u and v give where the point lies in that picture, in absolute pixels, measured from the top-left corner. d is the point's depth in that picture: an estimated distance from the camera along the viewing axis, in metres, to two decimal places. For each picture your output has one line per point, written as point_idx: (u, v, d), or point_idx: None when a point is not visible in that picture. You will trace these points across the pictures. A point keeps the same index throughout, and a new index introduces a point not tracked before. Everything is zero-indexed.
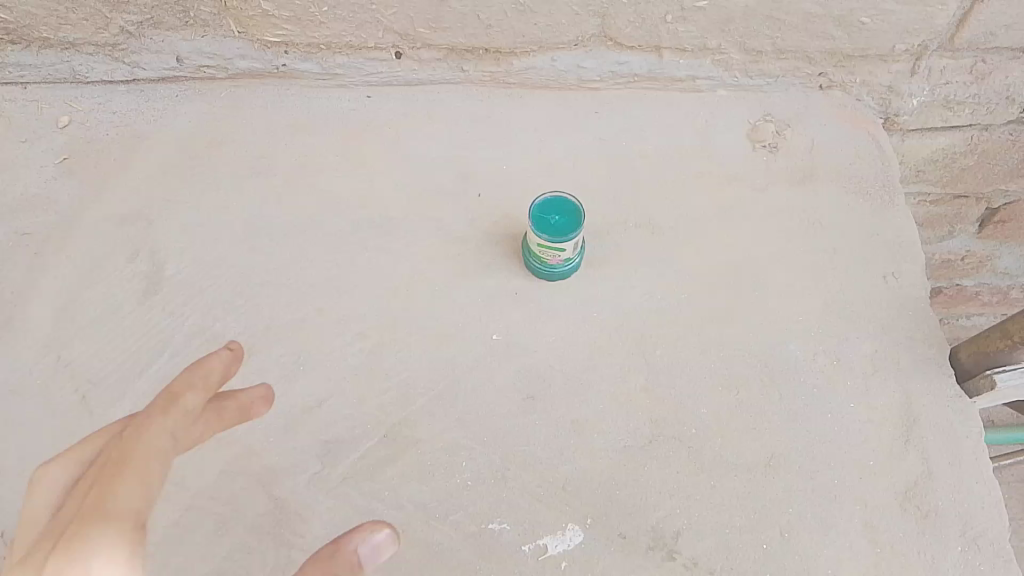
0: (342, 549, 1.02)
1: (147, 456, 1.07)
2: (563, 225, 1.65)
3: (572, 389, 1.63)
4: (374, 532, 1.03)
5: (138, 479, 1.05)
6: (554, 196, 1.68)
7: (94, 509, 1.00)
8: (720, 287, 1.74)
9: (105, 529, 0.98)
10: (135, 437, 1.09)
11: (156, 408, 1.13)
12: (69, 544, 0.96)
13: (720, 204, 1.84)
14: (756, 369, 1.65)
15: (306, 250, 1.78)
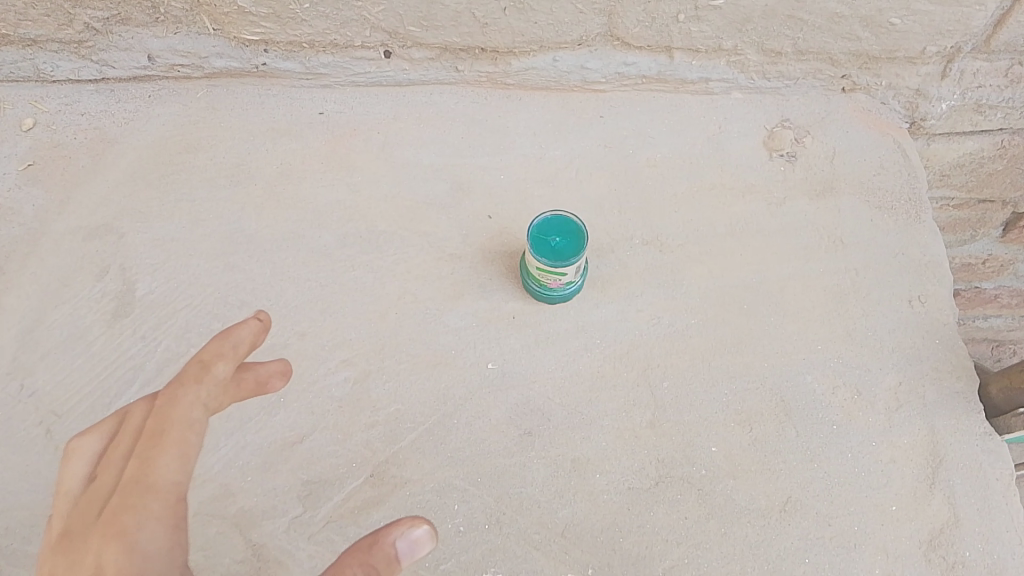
0: (380, 542, 0.97)
1: (182, 430, 1.08)
2: (564, 247, 1.52)
3: (573, 424, 1.52)
4: (412, 526, 0.98)
5: (173, 455, 1.06)
6: (558, 215, 1.55)
7: (134, 486, 1.03)
8: (733, 311, 1.61)
9: (146, 507, 1.02)
10: (168, 409, 1.09)
11: (186, 380, 1.12)
12: (113, 524, 1.00)
13: (734, 218, 1.71)
14: (771, 403, 1.53)
15: (288, 268, 1.66)
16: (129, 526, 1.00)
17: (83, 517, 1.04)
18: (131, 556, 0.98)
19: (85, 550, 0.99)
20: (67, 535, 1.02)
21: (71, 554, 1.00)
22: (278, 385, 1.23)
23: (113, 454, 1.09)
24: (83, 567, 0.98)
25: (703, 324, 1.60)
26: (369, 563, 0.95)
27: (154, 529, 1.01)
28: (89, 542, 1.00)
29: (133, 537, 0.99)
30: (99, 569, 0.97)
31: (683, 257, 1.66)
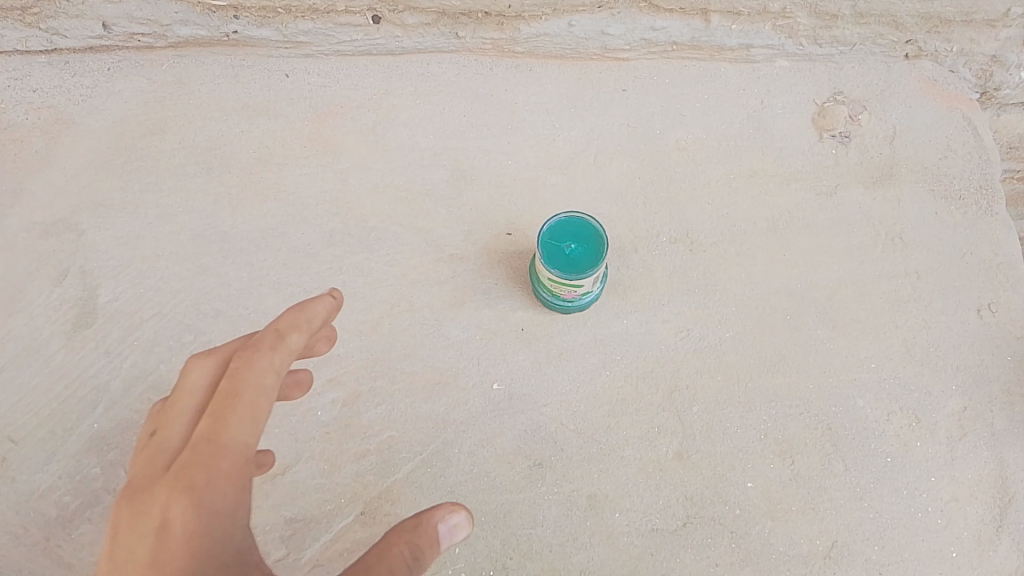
0: (423, 524, 0.89)
1: (254, 395, 0.96)
2: (582, 256, 1.31)
3: (590, 455, 1.34)
4: (453, 511, 0.89)
5: (245, 417, 0.95)
6: (573, 216, 1.34)
7: (204, 445, 0.93)
8: (774, 322, 1.41)
9: (215, 469, 0.92)
10: (240, 370, 0.97)
11: (259, 343, 0.99)
12: (181, 482, 0.91)
13: (777, 211, 1.49)
14: (816, 431, 1.35)
15: (268, 270, 1.46)
16: (198, 483, 0.91)
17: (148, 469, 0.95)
18: (198, 518, 0.90)
19: (152, 504, 0.91)
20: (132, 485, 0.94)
21: (136, 507, 0.92)
22: (323, 350, 1.17)
23: (178, 407, 1.00)
24: (149, 522, 0.90)
25: (739, 338, 1.40)
26: (413, 545, 0.87)
27: (222, 490, 0.92)
28: (155, 495, 0.92)
29: (202, 494, 0.90)
30: (166, 526, 0.89)
31: (718, 259, 1.45)
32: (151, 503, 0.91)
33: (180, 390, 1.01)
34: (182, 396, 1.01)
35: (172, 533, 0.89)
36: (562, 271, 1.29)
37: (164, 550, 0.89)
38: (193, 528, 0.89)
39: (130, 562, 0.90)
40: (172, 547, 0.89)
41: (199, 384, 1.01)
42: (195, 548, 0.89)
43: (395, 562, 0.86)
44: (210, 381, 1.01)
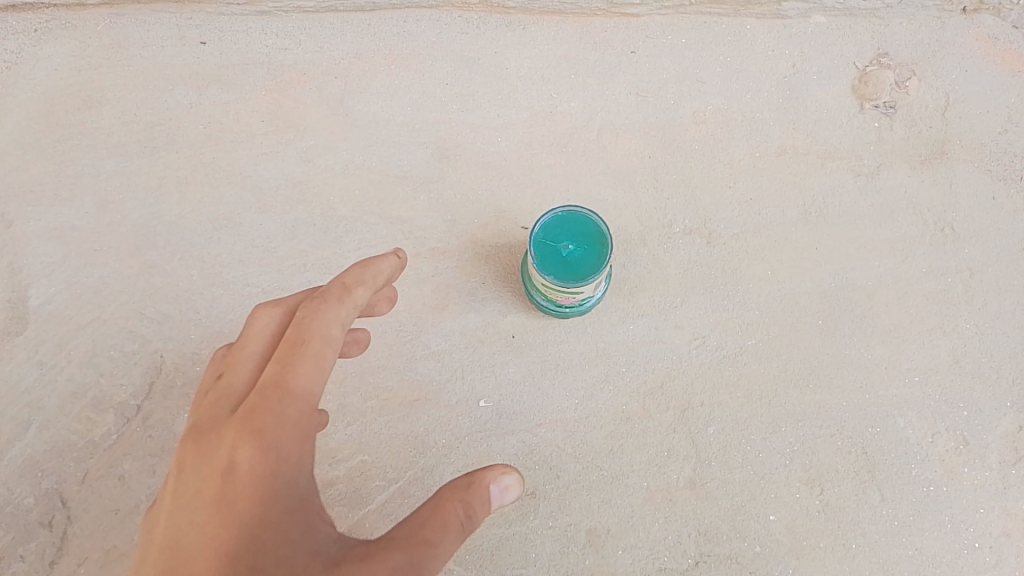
0: (475, 484, 0.88)
1: (320, 345, 0.90)
2: (582, 259, 1.12)
3: (590, 484, 1.17)
4: (505, 473, 0.90)
5: (311, 367, 0.90)
6: (575, 211, 1.14)
7: (270, 389, 0.88)
8: (804, 327, 1.22)
9: (283, 415, 0.88)
10: (306, 321, 0.91)
11: (324, 294, 0.93)
12: (249, 425, 0.87)
13: (808, 196, 1.28)
14: (849, 456, 1.18)
15: (223, 267, 1.28)
16: (265, 428, 0.87)
17: (213, 412, 0.91)
18: (265, 462, 0.86)
19: (218, 445, 0.87)
20: (197, 426, 0.90)
21: (201, 449, 0.89)
22: (383, 311, 1.06)
23: (243, 353, 0.95)
24: (215, 462, 0.87)
25: (763, 346, 1.22)
26: (469, 503, 0.87)
27: (288, 437, 0.87)
28: (222, 436, 0.88)
29: (269, 440, 0.87)
30: (234, 468, 0.86)
31: (739, 253, 1.26)
32: (217, 445, 0.88)
33: (245, 337, 0.96)
34: (247, 342, 0.95)
35: (239, 476, 0.86)
36: (562, 278, 1.11)
37: (231, 492, 0.86)
38: (261, 473, 0.86)
39: (192, 502, 0.86)
40: (240, 489, 0.86)
41: (265, 332, 0.96)
42: (263, 492, 0.86)
43: (451, 518, 0.86)
44: (277, 329, 0.96)
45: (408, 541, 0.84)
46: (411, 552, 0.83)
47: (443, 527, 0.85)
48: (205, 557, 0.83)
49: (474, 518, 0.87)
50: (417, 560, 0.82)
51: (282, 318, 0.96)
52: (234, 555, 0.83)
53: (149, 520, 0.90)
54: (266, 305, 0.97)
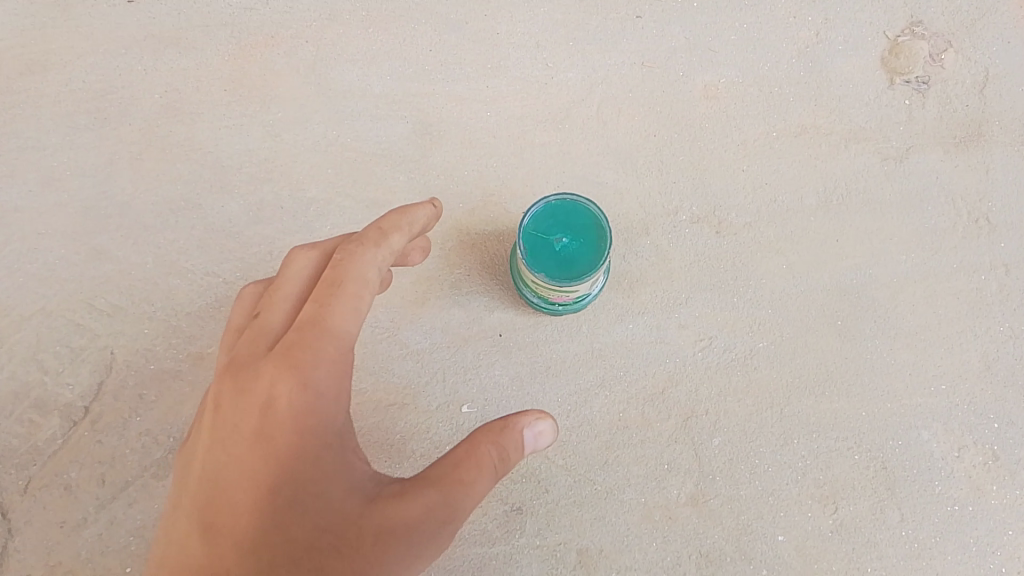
0: (510, 427, 0.84)
1: (357, 286, 0.86)
2: (580, 253, 1.00)
3: (582, 500, 1.07)
4: (540, 419, 0.85)
5: (349, 306, 0.86)
6: (567, 199, 1.01)
7: (308, 328, 0.84)
8: (821, 328, 1.11)
9: (320, 354, 0.84)
10: (344, 261, 0.87)
11: (361, 237, 0.89)
12: (286, 362, 0.83)
13: (830, 181, 1.16)
14: (868, 471, 1.07)
15: (181, 254, 1.16)
16: (303, 366, 0.83)
17: (248, 350, 0.87)
18: (302, 400, 0.82)
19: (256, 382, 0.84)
20: (235, 362, 0.87)
21: (239, 385, 0.85)
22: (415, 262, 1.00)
23: (279, 292, 0.90)
24: (252, 398, 0.84)
25: (775, 349, 1.10)
26: (502, 447, 0.83)
27: (325, 374, 0.83)
28: (260, 373, 0.85)
29: (307, 378, 0.83)
30: (273, 406, 0.83)
31: (751, 245, 1.13)
32: (254, 381, 0.84)
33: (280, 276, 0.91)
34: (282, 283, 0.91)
35: (276, 414, 0.83)
36: (554, 276, 0.99)
37: (269, 429, 0.83)
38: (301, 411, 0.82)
39: (230, 439, 0.84)
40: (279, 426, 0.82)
41: (300, 273, 0.91)
42: (303, 430, 0.82)
43: (484, 462, 0.82)
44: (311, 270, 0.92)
45: (441, 482, 0.81)
46: (444, 494, 0.81)
47: (476, 470, 0.81)
48: (245, 491, 0.82)
49: (508, 462, 0.83)
50: (450, 501, 0.81)
51: (319, 260, 0.91)
52: (273, 491, 0.81)
53: (188, 455, 0.88)
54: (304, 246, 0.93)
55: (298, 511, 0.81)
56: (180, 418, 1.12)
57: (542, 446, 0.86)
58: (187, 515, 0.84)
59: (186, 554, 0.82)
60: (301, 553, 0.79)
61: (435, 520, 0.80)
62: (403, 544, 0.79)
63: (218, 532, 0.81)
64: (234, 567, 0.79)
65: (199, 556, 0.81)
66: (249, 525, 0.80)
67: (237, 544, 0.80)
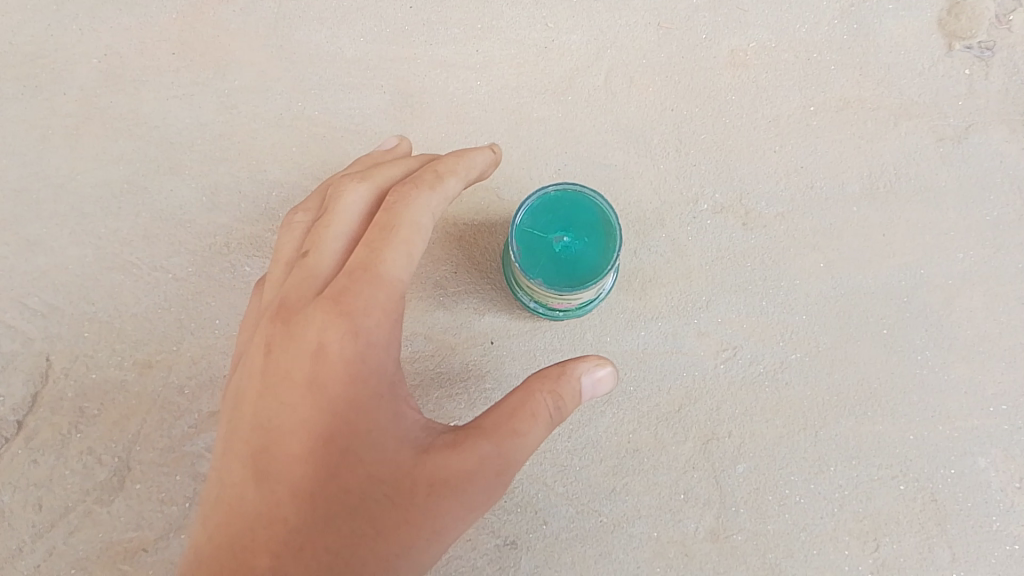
0: (567, 374, 0.79)
1: (411, 232, 0.79)
2: (585, 251, 0.85)
3: (585, 534, 0.93)
4: (600, 365, 0.80)
5: (402, 252, 0.78)
6: (569, 189, 0.86)
7: (359, 273, 0.77)
8: (860, 338, 0.97)
9: (373, 301, 0.76)
10: (398, 206, 0.80)
11: (416, 179, 0.82)
12: (338, 307, 0.76)
13: (876, 162, 1.00)
14: (914, 504, 0.94)
15: (125, 246, 1.01)
16: (354, 312, 0.76)
17: (295, 292, 0.79)
18: (354, 349, 0.75)
19: (304, 329, 0.77)
20: (282, 304, 0.79)
21: (288, 329, 0.78)
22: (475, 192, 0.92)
23: (327, 231, 0.81)
24: (300, 345, 0.77)
25: (809, 362, 0.96)
26: (558, 396, 0.78)
27: (378, 321, 0.77)
28: (308, 318, 0.77)
29: (361, 324, 0.76)
30: (322, 354, 0.75)
31: (785, 241, 0.98)
32: (304, 325, 0.77)
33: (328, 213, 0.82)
34: (331, 221, 0.82)
35: (329, 361, 0.75)
36: (556, 282, 0.84)
37: (321, 375, 0.75)
38: (352, 360, 0.75)
39: (279, 385, 0.76)
40: (328, 377, 0.75)
41: (350, 211, 0.82)
42: (354, 381, 0.75)
43: (540, 411, 0.77)
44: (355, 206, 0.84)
45: (495, 432, 0.76)
46: (498, 444, 0.76)
47: (531, 419, 0.76)
48: (298, 439, 0.75)
49: (564, 410, 0.78)
50: (503, 453, 0.76)
51: (371, 196, 0.83)
52: (327, 441, 0.75)
53: (230, 398, 0.80)
54: (351, 179, 0.84)
55: (353, 460, 0.75)
56: (127, 435, 0.97)
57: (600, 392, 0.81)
58: (235, 461, 0.77)
59: (239, 503, 0.75)
60: (359, 503, 0.74)
61: (489, 471, 0.75)
62: (458, 495, 0.75)
63: (271, 481, 0.75)
64: (292, 517, 0.74)
65: (255, 503, 0.75)
66: (306, 475, 0.74)
67: (293, 493, 0.74)
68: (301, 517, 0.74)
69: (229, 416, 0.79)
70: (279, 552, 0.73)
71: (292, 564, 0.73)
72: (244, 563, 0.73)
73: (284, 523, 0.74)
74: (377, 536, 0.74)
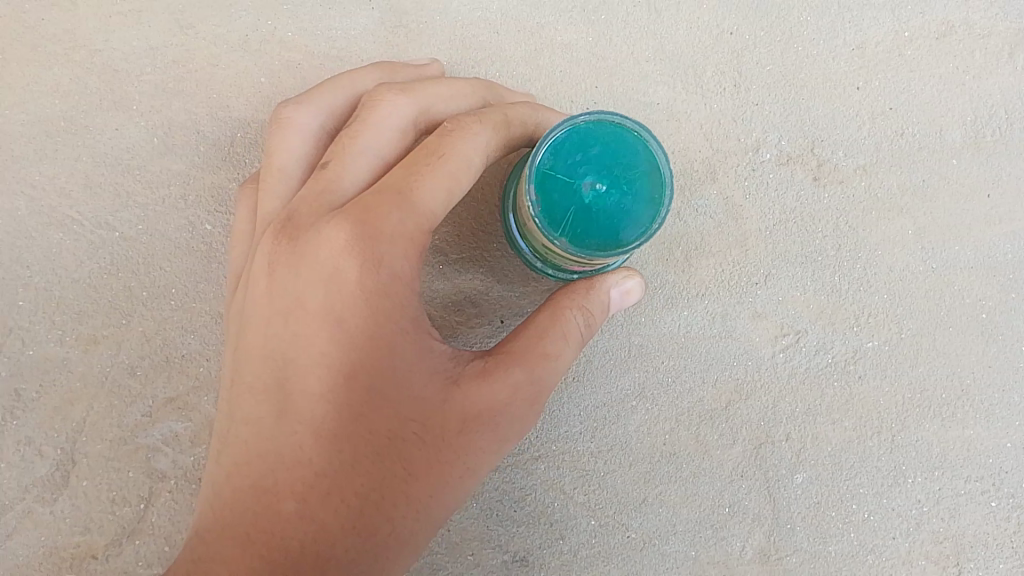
0: (597, 289, 0.67)
1: (455, 165, 0.63)
2: (624, 205, 0.65)
3: (609, 552, 0.77)
4: (630, 277, 0.69)
5: (443, 182, 0.62)
6: (605, 120, 0.66)
7: (389, 194, 0.61)
8: (953, 324, 0.79)
9: (400, 226, 0.60)
10: (446, 137, 0.64)
11: (481, 115, 0.67)
12: (360, 224, 0.59)
13: (982, 104, 0.81)
14: (1007, 524, 0.78)
15: (63, 198, 0.84)
16: (379, 239, 0.59)
17: (303, 206, 0.63)
18: (376, 279, 0.59)
19: (318, 251, 0.60)
20: (287, 218, 0.63)
21: (295, 249, 0.61)
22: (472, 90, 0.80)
23: (355, 141, 0.66)
24: (313, 269, 0.60)
25: (888, 351, 0.79)
26: (590, 312, 0.66)
27: (406, 251, 0.60)
28: (320, 236, 0.60)
29: (385, 252, 0.59)
30: (337, 283, 0.59)
31: (866, 201, 0.80)
32: (314, 242, 0.60)
33: (360, 122, 0.68)
34: (361, 133, 0.67)
35: (346, 283, 0.59)
36: (582, 240, 0.65)
37: (339, 302, 0.59)
38: (374, 292, 0.59)
39: (290, 309, 0.60)
40: (345, 309, 0.58)
41: (390, 127, 0.68)
42: (379, 319, 0.59)
43: (573, 331, 0.64)
44: (402, 129, 0.68)
45: (528, 356, 0.62)
46: (533, 369, 0.62)
47: (564, 340, 0.64)
48: (313, 376, 0.59)
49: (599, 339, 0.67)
50: (539, 381, 0.62)
51: (410, 114, 0.69)
52: (347, 376, 0.58)
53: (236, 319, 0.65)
54: (389, 90, 0.70)
55: (379, 399, 0.59)
56: (70, 424, 0.82)
57: (626, 305, 0.70)
58: (247, 395, 0.61)
59: (256, 440, 0.60)
60: (388, 445, 0.59)
61: (523, 401, 0.62)
62: (493, 429, 0.61)
63: (290, 417, 0.59)
64: (316, 458, 0.58)
65: (269, 441, 0.59)
66: (325, 413, 0.58)
67: (314, 433, 0.59)
68: (325, 460, 0.59)
69: (237, 342, 0.63)
70: (305, 498, 0.58)
71: (322, 513, 0.58)
72: (267, 509, 0.59)
73: (307, 466, 0.58)
74: (408, 478, 0.60)
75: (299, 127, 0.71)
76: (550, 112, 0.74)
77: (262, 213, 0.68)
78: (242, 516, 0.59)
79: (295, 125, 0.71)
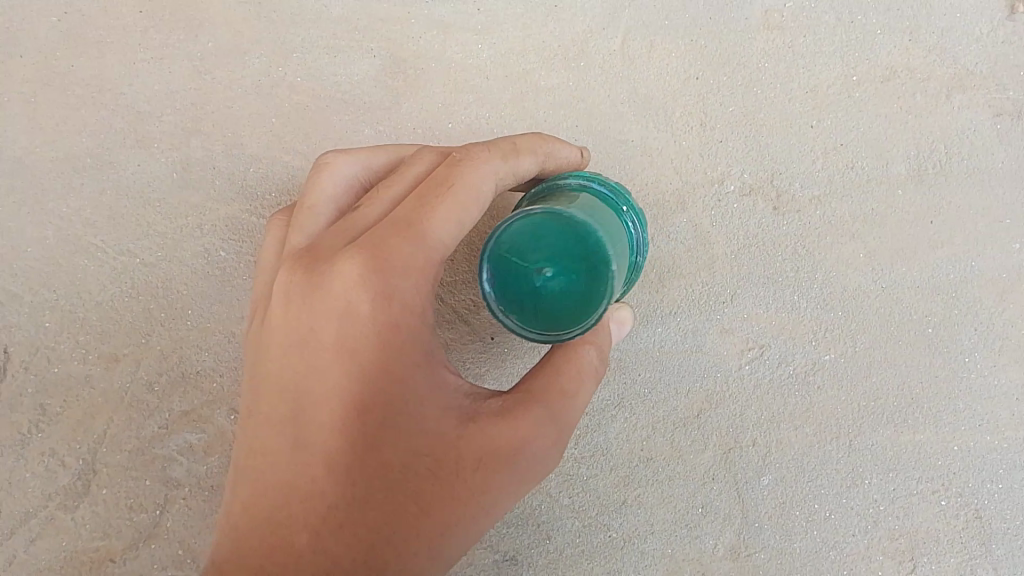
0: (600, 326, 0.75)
1: (467, 194, 0.69)
2: None
3: (592, 550, 0.85)
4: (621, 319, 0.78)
5: (454, 210, 0.68)
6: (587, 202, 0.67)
7: (400, 227, 0.67)
8: (902, 339, 0.87)
9: (411, 259, 0.66)
10: (457, 170, 0.71)
11: (490, 147, 0.74)
12: (372, 261, 0.65)
13: (926, 140, 0.89)
14: (955, 521, 0.85)
15: (89, 228, 0.92)
16: (391, 277, 0.65)
17: (329, 241, 0.70)
18: (387, 315, 0.65)
19: (336, 289, 0.65)
20: (314, 253, 0.69)
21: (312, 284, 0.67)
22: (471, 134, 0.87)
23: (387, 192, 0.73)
24: (327, 304, 0.66)
25: (843, 364, 0.87)
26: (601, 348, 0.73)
27: (416, 281, 0.66)
28: (338, 271, 0.66)
29: (397, 289, 0.65)
30: (352, 316, 0.65)
31: (822, 228, 0.88)
32: (330, 277, 0.66)
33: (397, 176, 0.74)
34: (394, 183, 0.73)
35: (361, 318, 0.65)
36: None
37: (352, 338, 0.65)
38: (388, 333, 0.65)
39: (308, 343, 0.66)
40: (359, 346, 0.65)
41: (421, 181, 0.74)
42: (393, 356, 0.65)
43: (586, 370, 0.71)
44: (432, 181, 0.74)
45: (542, 396, 0.69)
46: (549, 409, 0.68)
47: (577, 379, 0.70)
48: (325, 410, 0.65)
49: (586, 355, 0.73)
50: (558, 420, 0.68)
51: None
52: (360, 411, 0.65)
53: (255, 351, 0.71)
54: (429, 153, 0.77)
55: (393, 432, 0.65)
56: (93, 436, 0.88)
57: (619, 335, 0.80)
58: (263, 425, 0.67)
59: (274, 474, 0.66)
60: (400, 479, 0.65)
61: (538, 439, 0.68)
62: (511, 467, 0.66)
63: (304, 451, 0.65)
64: (329, 491, 0.64)
65: (286, 473, 0.66)
66: (338, 447, 0.65)
67: (328, 465, 0.65)
68: (339, 492, 0.64)
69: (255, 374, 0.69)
70: (318, 530, 0.64)
71: (334, 545, 0.63)
72: (280, 541, 0.64)
73: (320, 499, 0.64)
74: (418, 512, 0.65)
75: (336, 172, 0.77)
76: (551, 138, 0.80)
77: (292, 244, 0.74)
78: (260, 545, 0.65)
79: (333, 170, 0.77)
